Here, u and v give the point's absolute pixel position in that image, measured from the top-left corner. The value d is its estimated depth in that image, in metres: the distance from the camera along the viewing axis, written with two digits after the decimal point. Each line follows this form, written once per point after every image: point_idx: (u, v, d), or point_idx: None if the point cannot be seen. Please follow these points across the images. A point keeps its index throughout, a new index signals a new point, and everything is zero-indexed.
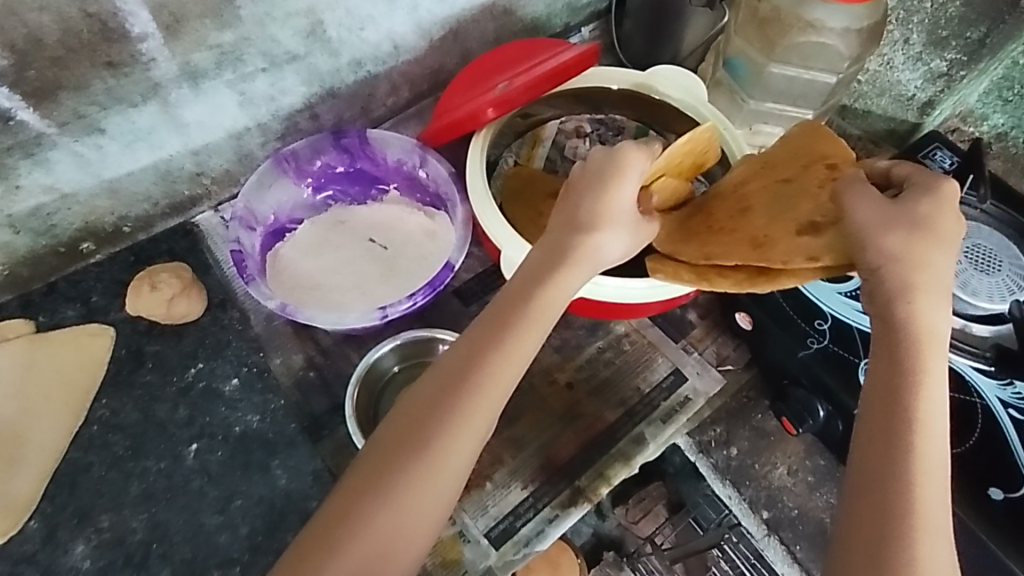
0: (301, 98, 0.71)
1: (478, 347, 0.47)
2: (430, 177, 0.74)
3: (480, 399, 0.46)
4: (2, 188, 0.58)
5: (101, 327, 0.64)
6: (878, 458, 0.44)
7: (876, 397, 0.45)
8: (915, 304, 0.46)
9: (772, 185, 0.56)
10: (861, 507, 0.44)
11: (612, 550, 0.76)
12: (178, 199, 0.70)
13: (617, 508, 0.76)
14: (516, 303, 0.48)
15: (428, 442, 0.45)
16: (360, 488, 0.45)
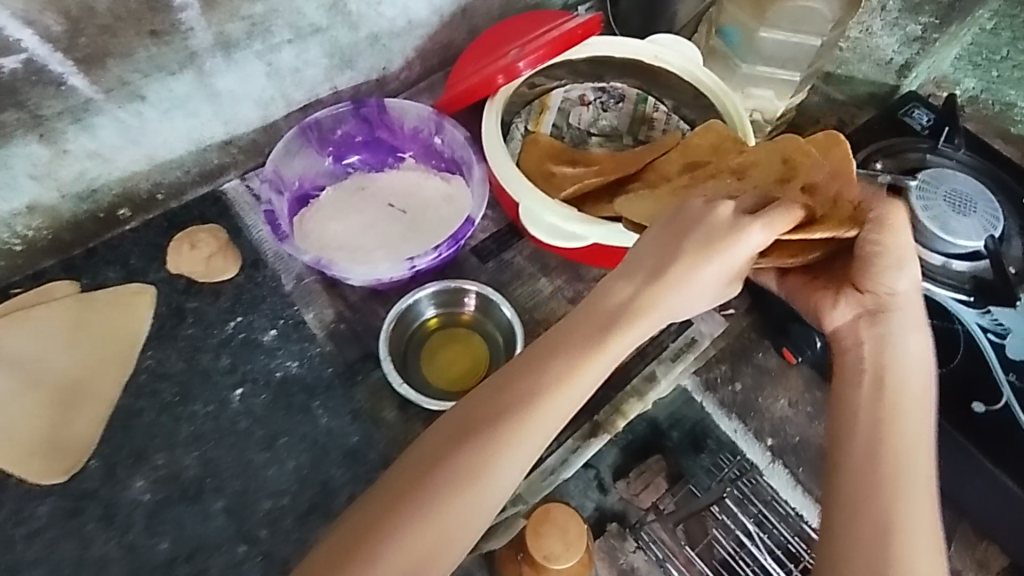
0: (323, 71, 0.75)
1: (526, 379, 0.51)
2: (445, 143, 0.79)
3: (525, 430, 0.50)
4: (51, 152, 0.61)
5: (142, 286, 0.68)
6: (875, 468, 0.52)
7: (870, 416, 0.54)
8: (903, 335, 0.56)
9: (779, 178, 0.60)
10: (861, 511, 0.51)
11: (613, 522, 0.69)
12: (208, 167, 0.74)
13: (617, 481, 0.71)
14: (568, 346, 0.52)
15: (475, 474, 0.49)
16: (396, 501, 0.48)
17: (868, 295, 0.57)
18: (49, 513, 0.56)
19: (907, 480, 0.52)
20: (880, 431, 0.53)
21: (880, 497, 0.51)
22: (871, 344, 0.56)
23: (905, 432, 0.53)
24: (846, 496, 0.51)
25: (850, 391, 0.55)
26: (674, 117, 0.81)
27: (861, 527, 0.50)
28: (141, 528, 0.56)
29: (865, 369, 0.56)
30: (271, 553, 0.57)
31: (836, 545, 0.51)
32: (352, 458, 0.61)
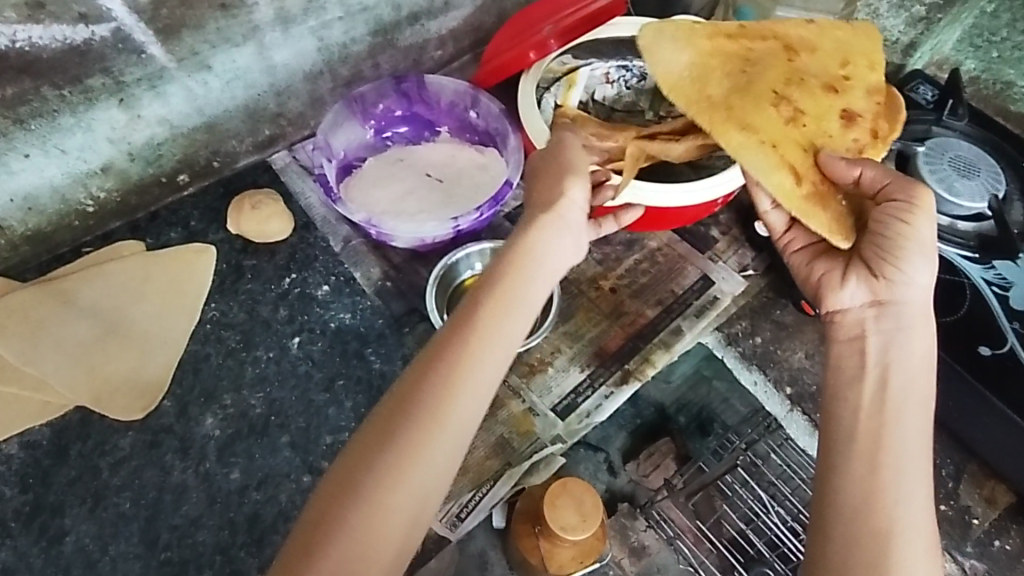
0: (367, 47, 0.80)
1: (457, 345, 0.50)
2: (480, 117, 0.84)
3: (448, 389, 0.49)
4: (127, 117, 0.67)
5: (203, 246, 0.72)
6: (874, 474, 0.51)
7: (872, 420, 0.53)
8: (910, 332, 0.56)
9: (832, 100, 0.62)
10: (858, 518, 0.50)
11: (625, 502, 0.75)
12: (260, 138, 0.79)
13: (628, 463, 0.76)
14: (474, 300, 0.53)
15: (406, 445, 0.48)
16: (337, 493, 0.47)
17: (883, 285, 0.56)
18: (130, 445, 0.61)
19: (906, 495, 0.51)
20: (881, 433, 0.53)
21: (879, 504, 0.51)
22: (879, 340, 0.56)
23: (908, 433, 0.53)
24: (844, 508, 0.51)
25: (851, 390, 0.55)
26: None
27: (859, 534, 0.50)
28: (214, 459, 0.61)
29: (868, 368, 0.55)
30: None
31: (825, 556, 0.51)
32: None
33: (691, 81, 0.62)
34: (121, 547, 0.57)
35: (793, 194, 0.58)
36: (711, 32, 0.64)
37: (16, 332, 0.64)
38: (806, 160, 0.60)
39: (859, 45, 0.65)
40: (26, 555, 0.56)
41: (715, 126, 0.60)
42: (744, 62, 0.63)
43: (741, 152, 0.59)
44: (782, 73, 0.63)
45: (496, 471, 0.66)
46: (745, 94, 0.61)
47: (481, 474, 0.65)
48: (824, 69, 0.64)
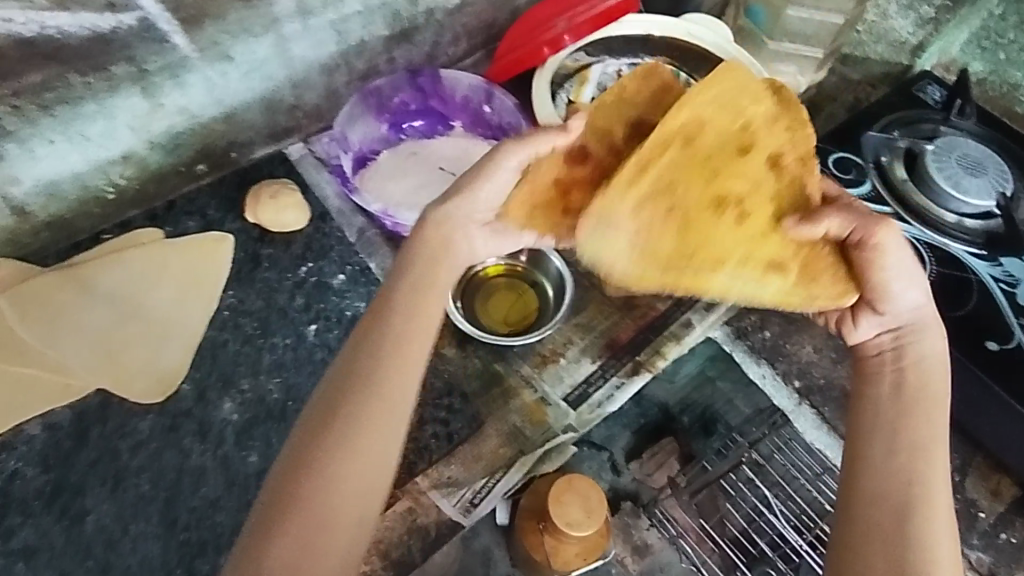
0: (383, 41, 0.81)
1: (384, 332, 0.56)
2: (494, 111, 0.84)
3: (386, 373, 0.55)
4: (149, 106, 0.68)
5: (220, 235, 0.73)
6: (895, 457, 0.55)
7: (897, 418, 0.56)
8: (924, 334, 0.59)
9: (757, 161, 0.59)
10: (879, 498, 0.54)
11: (627, 500, 0.73)
12: (276, 129, 0.80)
13: (631, 462, 0.74)
14: (406, 291, 0.59)
15: (349, 425, 0.53)
16: (288, 479, 0.51)
17: (889, 315, 0.60)
18: (150, 428, 0.62)
19: (936, 490, 0.53)
20: (898, 422, 0.56)
21: (899, 484, 0.54)
22: (899, 346, 0.59)
23: (925, 421, 0.56)
24: (876, 508, 0.53)
25: (869, 388, 0.59)
26: None
27: (879, 513, 0.53)
28: (232, 442, 0.62)
29: (889, 371, 0.59)
30: None
31: (857, 554, 0.52)
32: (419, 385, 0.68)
33: (644, 256, 0.58)
34: (141, 527, 0.58)
35: (792, 295, 0.60)
36: (629, 177, 0.57)
37: (36, 316, 0.65)
38: (783, 252, 0.59)
39: (738, 85, 0.59)
40: (47, 533, 0.57)
41: (691, 278, 0.59)
42: (666, 183, 0.57)
43: (732, 280, 0.59)
44: (702, 171, 0.58)
45: (509, 459, 0.66)
46: (692, 227, 0.58)
47: (494, 461, 0.66)
48: (726, 139, 0.59)
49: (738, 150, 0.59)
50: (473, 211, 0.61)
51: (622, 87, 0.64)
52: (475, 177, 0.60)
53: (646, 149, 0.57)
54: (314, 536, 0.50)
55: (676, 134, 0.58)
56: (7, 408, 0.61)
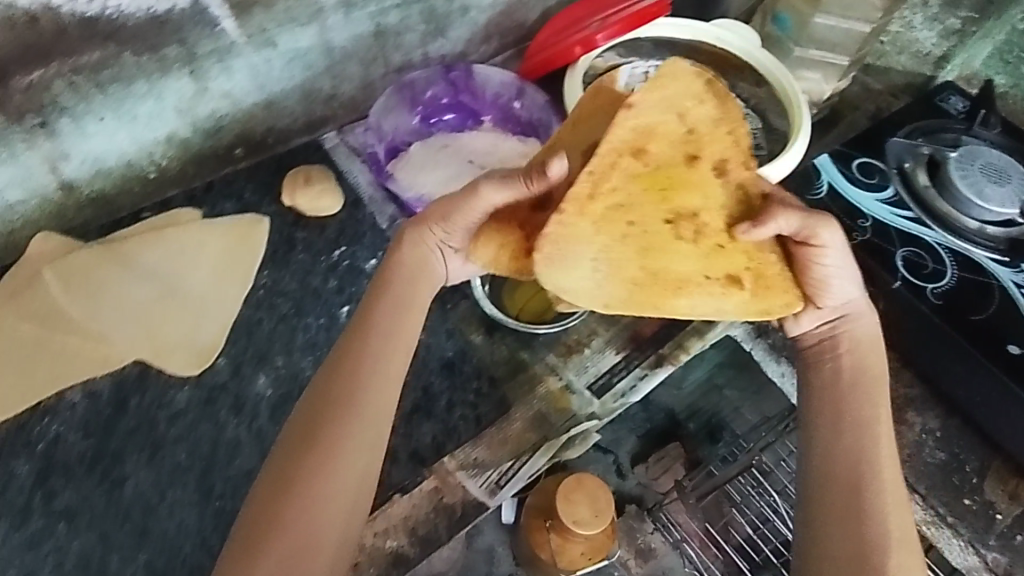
0: (420, 35, 0.83)
1: (363, 351, 0.57)
2: (524, 108, 0.86)
3: (363, 393, 0.56)
4: (195, 88, 0.70)
5: (257, 217, 0.75)
6: (840, 438, 0.58)
7: (839, 398, 0.60)
8: (862, 325, 0.62)
9: (704, 170, 0.58)
10: (831, 478, 0.57)
11: (632, 504, 0.85)
12: (313, 118, 0.82)
13: (636, 467, 0.86)
14: (383, 311, 0.59)
15: (329, 444, 0.54)
16: (272, 496, 0.53)
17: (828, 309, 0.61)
18: (186, 400, 0.64)
19: (886, 469, 0.56)
20: (839, 404, 0.59)
21: (847, 463, 0.57)
22: (845, 342, 0.61)
23: (867, 401, 0.59)
24: (838, 493, 0.56)
25: (812, 374, 0.62)
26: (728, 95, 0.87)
27: (832, 495, 0.56)
28: (267, 417, 0.64)
29: (831, 361, 0.62)
30: None
31: (825, 543, 0.55)
32: (448, 369, 0.70)
33: (608, 283, 0.58)
34: (178, 494, 0.59)
35: (752, 307, 0.59)
36: (580, 201, 0.57)
37: (77, 288, 0.67)
38: (737, 265, 0.58)
39: (680, 91, 0.59)
40: (88, 496, 0.59)
41: (656, 301, 0.58)
42: (618, 206, 0.57)
43: (694, 300, 0.58)
44: (654, 186, 0.58)
45: (535, 444, 0.67)
46: (651, 250, 0.58)
47: (521, 446, 0.67)
48: (672, 153, 0.58)
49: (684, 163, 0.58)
50: (448, 236, 0.61)
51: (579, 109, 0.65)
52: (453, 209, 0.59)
53: (598, 172, 0.57)
54: (297, 547, 0.51)
55: (625, 148, 0.57)
56: (49, 373, 0.63)
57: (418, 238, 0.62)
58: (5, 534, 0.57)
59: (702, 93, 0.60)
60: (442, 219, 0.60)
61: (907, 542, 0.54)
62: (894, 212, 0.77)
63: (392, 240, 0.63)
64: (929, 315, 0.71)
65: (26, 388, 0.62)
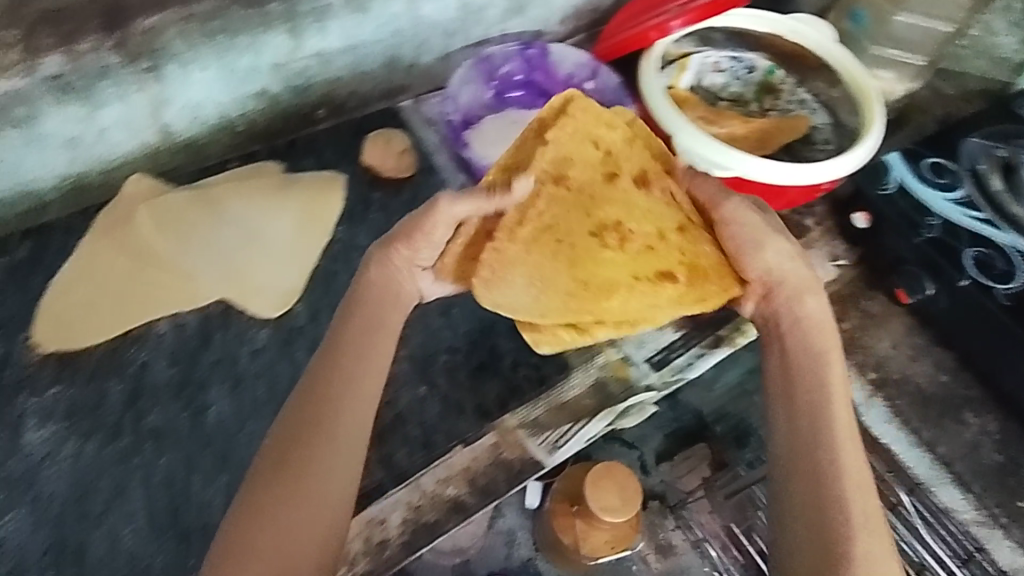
0: (501, 12, 0.85)
1: (338, 367, 0.56)
2: (597, 88, 0.87)
3: (337, 408, 0.54)
4: (291, 46, 0.73)
5: (334, 175, 0.78)
6: (796, 424, 0.55)
7: (791, 384, 0.57)
8: (806, 300, 0.60)
9: (619, 185, 0.65)
10: (793, 468, 0.54)
11: (655, 500, 0.71)
12: (392, 85, 0.84)
13: (662, 462, 0.72)
14: (356, 330, 0.59)
15: (302, 463, 0.52)
16: (245, 521, 0.50)
17: (757, 281, 0.62)
18: (266, 339, 0.67)
19: (840, 456, 0.53)
20: (792, 388, 0.57)
21: (803, 449, 0.54)
22: (788, 315, 0.61)
23: (822, 382, 0.57)
24: (796, 486, 0.53)
25: (770, 360, 0.60)
26: (798, 89, 0.89)
27: (795, 485, 0.53)
28: None
29: (786, 348, 0.60)
30: (448, 395, 0.68)
31: (794, 544, 0.52)
32: (513, 331, 0.72)
33: (544, 297, 0.63)
34: (257, 425, 0.63)
35: (688, 298, 0.63)
36: (510, 225, 0.63)
37: (169, 228, 0.71)
38: (664, 263, 0.63)
39: (589, 120, 0.66)
40: (175, 419, 0.63)
41: (591, 306, 0.62)
42: (547, 225, 0.63)
43: (630, 300, 0.63)
44: (578, 205, 0.64)
45: (593, 410, 0.69)
46: (583, 260, 0.63)
47: (579, 411, 0.69)
48: (590, 177, 0.65)
49: (602, 183, 0.65)
50: (416, 253, 0.62)
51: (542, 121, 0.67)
52: (418, 225, 0.61)
53: (529, 196, 0.63)
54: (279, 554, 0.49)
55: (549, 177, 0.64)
56: (140, 305, 0.67)
57: (389, 260, 0.62)
58: (98, 447, 0.61)
59: (613, 121, 0.67)
60: (408, 238, 0.61)
61: (880, 530, 0.51)
62: (965, 211, 0.77)
63: (362, 264, 0.63)
64: (996, 315, 0.71)
65: (120, 316, 0.66)
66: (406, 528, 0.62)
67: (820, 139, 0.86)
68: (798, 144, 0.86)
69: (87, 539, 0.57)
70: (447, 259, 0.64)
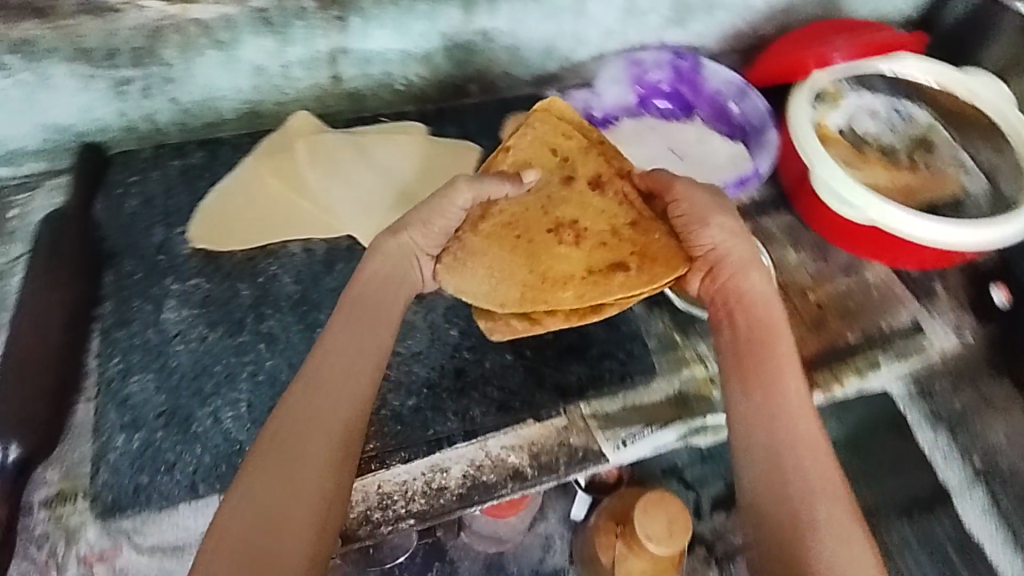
0: (661, 21, 0.88)
1: (337, 358, 0.56)
2: (741, 111, 0.87)
3: (334, 398, 0.54)
4: (463, 19, 0.79)
5: (473, 146, 0.83)
6: (757, 399, 0.56)
7: (745, 363, 0.59)
8: (745, 276, 0.62)
9: (574, 185, 0.72)
10: (755, 438, 0.55)
11: (702, 547, 0.90)
12: (544, 73, 0.89)
13: (716, 514, 0.92)
14: (357, 324, 0.58)
15: (299, 455, 0.51)
16: (242, 509, 0.49)
17: (700, 260, 0.65)
18: None
19: (791, 430, 0.55)
20: (752, 367, 0.58)
21: (765, 421, 0.55)
22: (730, 294, 0.62)
23: (781, 361, 0.58)
24: (757, 464, 0.54)
25: (722, 341, 0.62)
26: (956, 150, 0.85)
27: (756, 455, 0.54)
28: (441, 314, 0.72)
29: (734, 328, 0.61)
30: (532, 368, 0.70)
31: (763, 525, 0.52)
32: (606, 324, 0.73)
33: (504, 285, 0.67)
34: None
35: (639, 283, 0.66)
36: (473, 220, 0.69)
37: (319, 162, 0.78)
38: (617, 254, 0.68)
39: (547, 134, 0.75)
40: (288, 327, 0.69)
41: (551, 293, 0.66)
42: (508, 223, 0.69)
43: (584, 288, 0.67)
44: (537, 203, 0.71)
45: (669, 418, 0.69)
46: (540, 254, 0.68)
47: (654, 415, 0.69)
48: (549, 183, 0.72)
49: (560, 187, 0.72)
50: (428, 240, 0.65)
51: (528, 129, 0.75)
52: (431, 212, 0.65)
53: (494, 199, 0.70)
54: (276, 535, 0.49)
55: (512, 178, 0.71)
56: (282, 224, 0.75)
57: (403, 246, 0.63)
58: (221, 336, 0.68)
59: (570, 131, 0.75)
60: (423, 223, 0.64)
61: (839, 498, 0.52)
62: None
63: (365, 255, 0.63)
64: None
65: (263, 229, 0.74)
66: (465, 481, 0.65)
67: (973, 204, 0.81)
68: (947, 207, 0.81)
69: (195, 412, 0.64)
70: (447, 254, 0.68)
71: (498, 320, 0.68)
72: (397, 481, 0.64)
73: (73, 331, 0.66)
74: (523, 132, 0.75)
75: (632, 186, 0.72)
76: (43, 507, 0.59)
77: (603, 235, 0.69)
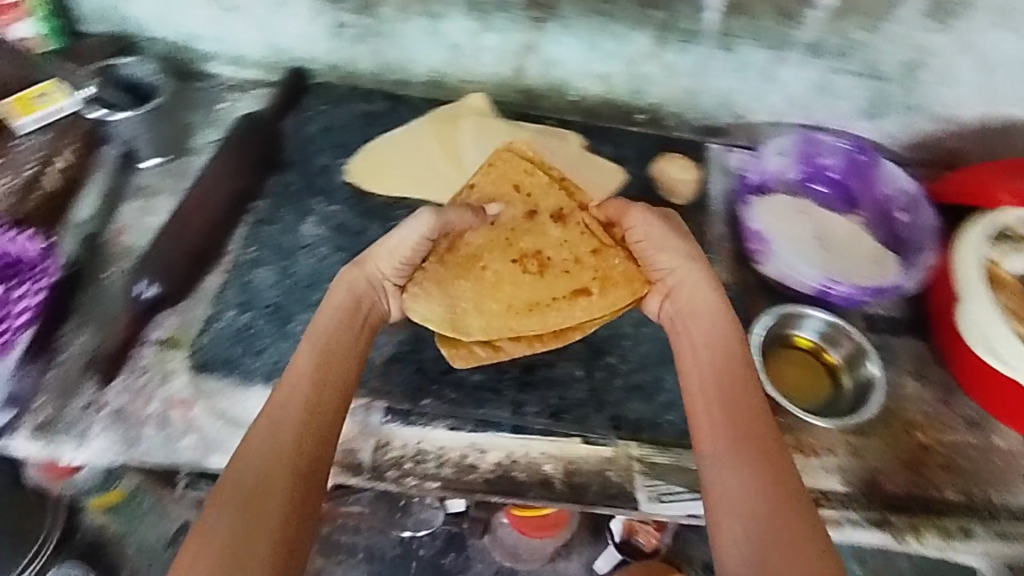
0: (852, 109, 0.84)
1: (302, 393, 0.57)
2: (909, 222, 0.82)
3: (298, 429, 0.55)
4: (653, 52, 0.81)
5: (620, 169, 0.84)
6: (720, 427, 0.56)
7: (705, 379, 0.59)
8: (708, 300, 0.64)
9: (531, 216, 0.75)
10: (717, 468, 0.54)
11: None
12: (714, 125, 0.89)
13: None
14: (322, 361, 0.59)
15: (264, 486, 0.51)
16: (209, 543, 0.48)
17: (659, 284, 0.69)
18: None
19: (745, 443, 0.54)
20: (711, 395, 0.58)
21: (727, 446, 0.55)
22: (695, 326, 0.64)
23: (741, 387, 0.58)
24: (716, 493, 0.53)
25: (688, 375, 0.61)
26: None
27: (720, 485, 0.53)
28: None
29: (695, 358, 0.62)
30: (595, 391, 0.70)
31: (721, 536, 0.51)
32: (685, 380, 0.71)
33: (470, 316, 0.69)
34: None
35: (603, 308, 0.70)
36: (439, 252, 0.71)
37: (477, 141, 0.83)
38: (579, 281, 0.71)
39: (509, 167, 0.77)
40: None
41: (520, 323, 0.69)
42: (472, 254, 0.72)
43: (552, 314, 0.70)
44: (500, 237, 0.73)
45: None
46: (504, 285, 0.71)
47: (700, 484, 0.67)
48: (512, 216, 0.74)
49: (524, 219, 0.75)
50: (387, 268, 0.66)
51: (490, 163, 0.77)
52: (386, 241, 0.66)
53: (458, 232, 0.73)
54: (239, 568, 0.47)
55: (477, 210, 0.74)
56: (426, 184, 0.81)
57: (368, 280, 0.66)
58: (340, 261, 0.75)
59: (529, 165, 0.78)
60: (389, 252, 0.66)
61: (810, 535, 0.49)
62: None
63: (329, 289, 0.65)
64: None
65: (406, 181, 0.81)
66: (496, 469, 0.66)
67: None
68: None
69: (295, 315, 0.71)
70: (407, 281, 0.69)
71: (461, 349, 0.69)
72: (437, 443, 0.67)
73: (229, 213, 0.75)
74: (487, 167, 0.77)
75: (593, 216, 0.74)
76: (154, 344, 0.69)
77: (568, 260, 0.72)
